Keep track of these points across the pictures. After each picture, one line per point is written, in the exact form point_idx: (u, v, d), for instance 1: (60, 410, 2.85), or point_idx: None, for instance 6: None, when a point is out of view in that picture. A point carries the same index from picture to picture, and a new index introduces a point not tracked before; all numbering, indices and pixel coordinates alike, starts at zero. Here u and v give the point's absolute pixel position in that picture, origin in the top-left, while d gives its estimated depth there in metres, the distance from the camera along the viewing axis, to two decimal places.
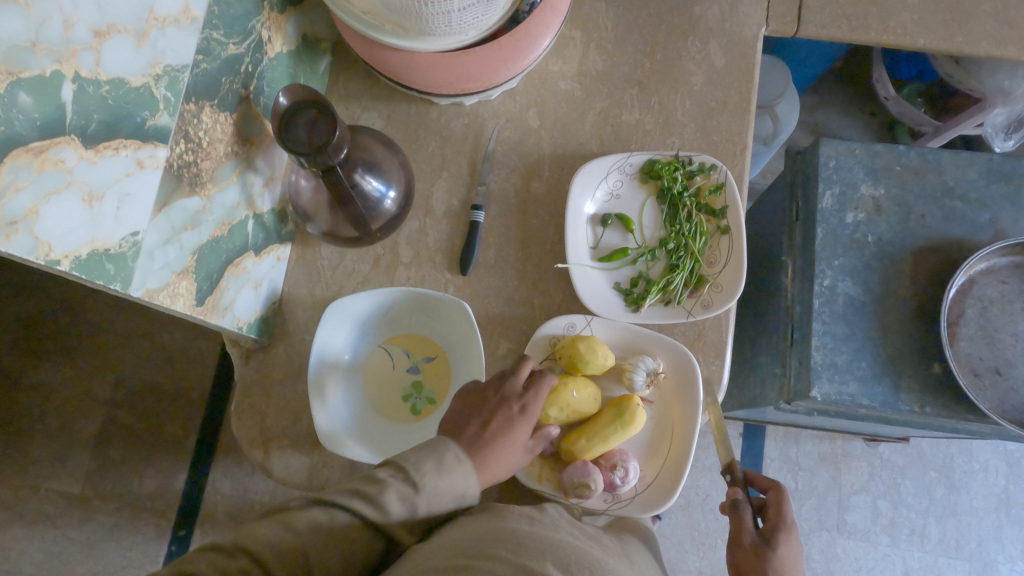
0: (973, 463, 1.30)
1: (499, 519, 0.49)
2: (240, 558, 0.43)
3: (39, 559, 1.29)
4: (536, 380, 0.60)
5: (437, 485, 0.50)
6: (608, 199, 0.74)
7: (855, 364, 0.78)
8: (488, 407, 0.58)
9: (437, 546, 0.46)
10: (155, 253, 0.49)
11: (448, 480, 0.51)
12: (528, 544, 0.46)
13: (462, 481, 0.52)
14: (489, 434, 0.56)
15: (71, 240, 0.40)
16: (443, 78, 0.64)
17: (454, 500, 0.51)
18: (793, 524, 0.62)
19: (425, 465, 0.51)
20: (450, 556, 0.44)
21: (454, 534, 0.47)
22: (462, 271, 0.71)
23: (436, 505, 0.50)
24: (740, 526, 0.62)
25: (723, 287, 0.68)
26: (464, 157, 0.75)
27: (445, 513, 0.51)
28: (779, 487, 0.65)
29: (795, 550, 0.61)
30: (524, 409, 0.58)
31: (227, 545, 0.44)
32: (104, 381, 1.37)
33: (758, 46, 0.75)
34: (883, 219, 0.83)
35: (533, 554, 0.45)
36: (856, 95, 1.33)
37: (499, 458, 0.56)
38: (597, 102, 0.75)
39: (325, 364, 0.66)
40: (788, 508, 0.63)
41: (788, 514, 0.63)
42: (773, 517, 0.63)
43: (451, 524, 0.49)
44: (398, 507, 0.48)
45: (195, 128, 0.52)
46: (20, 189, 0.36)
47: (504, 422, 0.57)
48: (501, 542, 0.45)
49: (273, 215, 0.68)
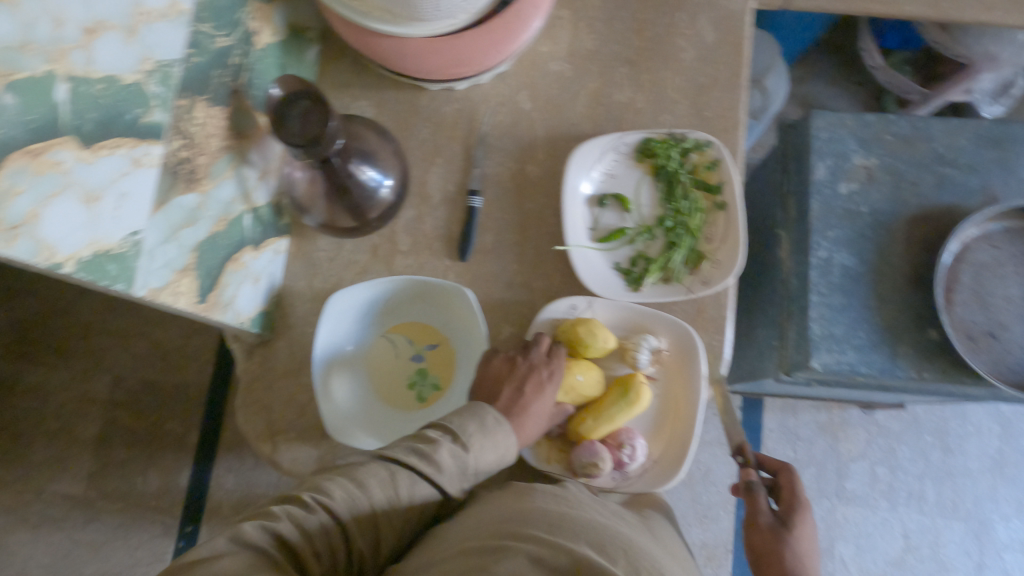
0: (967, 425, 1.32)
1: (535, 498, 0.54)
2: (319, 513, 0.47)
3: (46, 562, 1.30)
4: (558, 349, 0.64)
5: (483, 445, 0.54)
6: (603, 179, 0.74)
7: (852, 334, 0.79)
8: (518, 376, 0.61)
9: (475, 524, 0.51)
10: (156, 252, 0.49)
11: (492, 441, 0.55)
12: (561, 521, 0.50)
13: (503, 443, 0.56)
14: (523, 400, 0.60)
15: (72, 242, 0.40)
16: (435, 62, 0.63)
17: (495, 460, 0.55)
18: (807, 503, 0.64)
19: (469, 427, 0.55)
20: (489, 537, 0.49)
21: (496, 509, 0.53)
22: (461, 258, 0.71)
23: (483, 463, 0.54)
24: (755, 508, 0.64)
25: (722, 263, 0.69)
26: (458, 142, 0.74)
27: (488, 472, 0.56)
28: (790, 467, 0.67)
29: (809, 529, 0.63)
30: (552, 374, 0.62)
31: (303, 498, 0.48)
32: (101, 382, 1.37)
33: (747, 19, 0.75)
34: (876, 188, 0.83)
35: (564, 533, 0.49)
36: (843, 65, 1.33)
37: (532, 423, 0.60)
38: (588, 82, 0.75)
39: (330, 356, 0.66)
40: (800, 487, 0.65)
41: (802, 494, 0.64)
42: (787, 497, 0.65)
43: (490, 495, 0.55)
44: (452, 465, 0.53)
45: (189, 124, 0.51)
46: (19, 194, 0.36)
47: (536, 387, 0.60)
48: (534, 522, 0.50)
49: (269, 208, 0.67)
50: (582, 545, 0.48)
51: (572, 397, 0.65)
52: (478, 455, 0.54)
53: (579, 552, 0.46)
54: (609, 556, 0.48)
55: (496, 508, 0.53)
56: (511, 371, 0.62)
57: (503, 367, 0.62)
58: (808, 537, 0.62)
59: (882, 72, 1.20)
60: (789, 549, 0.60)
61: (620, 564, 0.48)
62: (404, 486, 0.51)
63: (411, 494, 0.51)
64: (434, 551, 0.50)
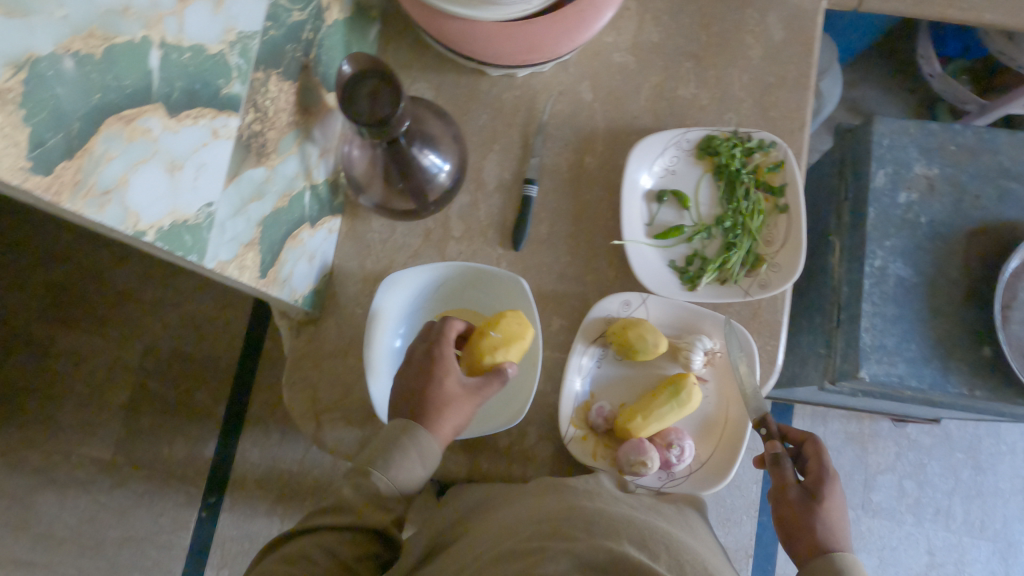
0: (1000, 445, 1.30)
1: (566, 499, 0.55)
2: None
3: (73, 523, 1.32)
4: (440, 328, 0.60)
5: (387, 460, 0.54)
6: (662, 176, 0.73)
7: (904, 346, 0.78)
8: (410, 375, 0.59)
9: (509, 527, 0.54)
10: (227, 225, 0.48)
11: (398, 451, 0.54)
12: (594, 519, 0.51)
13: (406, 445, 0.55)
14: (421, 399, 0.57)
15: (154, 211, 0.39)
16: (503, 48, 0.62)
17: (415, 463, 0.55)
18: (835, 475, 0.58)
19: (374, 452, 0.55)
20: (524, 538, 0.51)
21: (528, 514, 0.54)
22: (515, 247, 0.70)
23: (400, 477, 0.54)
24: (782, 484, 0.59)
25: (781, 267, 0.68)
26: (516, 129, 0.73)
27: (410, 481, 0.55)
28: (815, 437, 0.61)
29: (839, 502, 0.57)
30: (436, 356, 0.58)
31: None
32: (132, 349, 1.38)
33: (818, 19, 0.73)
34: (936, 199, 0.81)
35: (603, 532, 0.50)
36: (897, 71, 1.30)
37: (445, 412, 0.56)
38: (652, 75, 0.73)
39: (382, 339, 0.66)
40: (826, 458, 0.59)
41: (830, 466, 0.59)
42: (814, 468, 0.59)
43: (526, 497, 0.58)
44: (361, 499, 0.53)
45: (264, 97, 0.51)
46: (112, 159, 0.35)
47: (426, 381, 0.57)
48: (570, 521, 0.51)
49: (326, 186, 0.67)
50: (623, 543, 0.49)
51: (512, 350, 0.62)
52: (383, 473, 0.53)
53: (622, 552, 0.47)
54: (650, 552, 0.49)
55: (522, 516, 0.55)
56: (405, 374, 0.60)
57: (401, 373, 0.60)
58: (839, 511, 0.57)
59: (939, 80, 1.17)
60: (821, 526, 0.55)
61: (663, 561, 0.49)
62: (319, 536, 0.52)
63: (330, 538, 0.52)
64: (467, 554, 0.53)
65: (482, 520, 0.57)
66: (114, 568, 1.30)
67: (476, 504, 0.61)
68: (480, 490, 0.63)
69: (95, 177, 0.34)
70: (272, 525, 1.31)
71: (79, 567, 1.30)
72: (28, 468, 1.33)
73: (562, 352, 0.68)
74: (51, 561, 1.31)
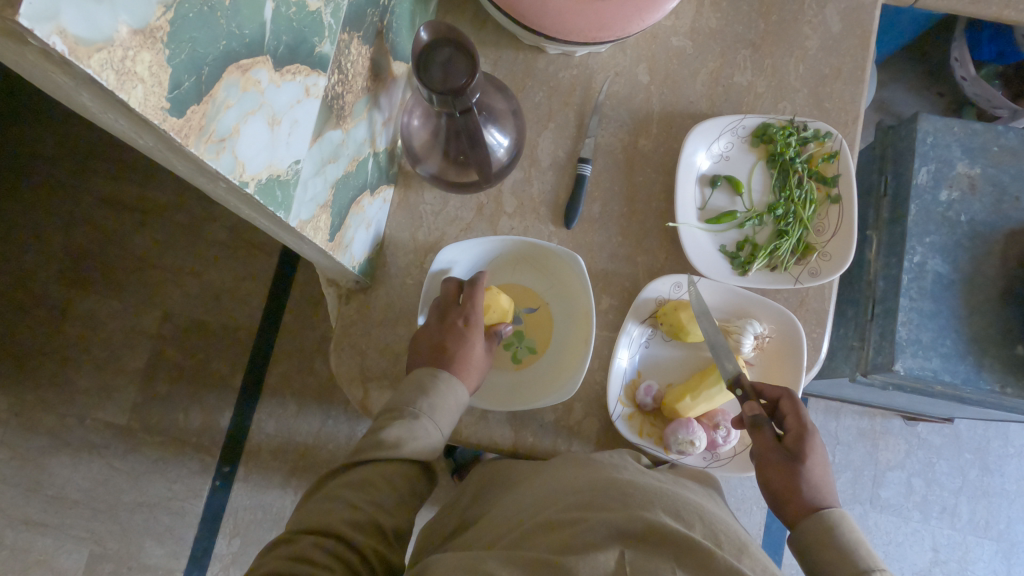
0: (1008, 447, 1.33)
1: (598, 472, 0.56)
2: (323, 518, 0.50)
3: (85, 486, 1.32)
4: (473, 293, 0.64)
5: (432, 406, 0.57)
6: (716, 160, 0.73)
7: (939, 341, 0.79)
8: (443, 333, 0.62)
9: (541, 501, 0.54)
10: (308, 184, 0.48)
11: (436, 398, 0.58)
12: (633, 491, 0.52)
13: (448, 396, 0.59)
14: (453, 352, 0.61)
15: (256, 162, 0.39)
16: (575, 25, 0.63)
17: (453, 411, 0.59)
18: (814, 430, 0.59)
19: (413, 398, 0.58)
20: (561, 510, 0.51)
21: (565, 484, 0.55)
22: (566, 225, 0.71)
23: (441, 415, 0.58)
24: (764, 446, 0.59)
25: (832, 256, 0.69)
26: (572, 108, 0.73)
27: (450, 427, 0.59)
28: (790, 393, 0.61)
29: (820, 456, 0.58)
30: (468, 320, 0.63)
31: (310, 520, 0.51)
32: (150, 316, 1.37)
33: (875, 13, 0.74)
34: (977, 198, 0.82)
35: (639, 502, 0.50)
36: (929, 73, 1.30)
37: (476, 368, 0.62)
38: (709, 61, 0.74)
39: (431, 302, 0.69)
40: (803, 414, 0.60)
41: (808, 422, 0.59)
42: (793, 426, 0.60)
43: (559, 469, 0.59)
44: (411, 438, 0.55)
45: (346, 59, 0.51)
46: (229, 108, 0.35)
47: (457, 336, 0.62)
48: (605, 491, 0.52)
49: (385, 155, 0.67)
50: (658, 512, 0.50)
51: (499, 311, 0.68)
52: (430, 420, 0.57)
53: (661, 520, 0.48)
54: (686, 521, 0.50)
55: (559, 486, 0.55)
56: (431, 332, 0.63)
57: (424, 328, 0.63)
58: (821, 466, 0.58)
59: (972, 84, 1.19)
60: (807, 486, 0.56)
61: (698, 529, 0.49)
62: (376, 472, 0.54)
63: (385, 474, 0.54)
64: (500, 529, 0.54)
65: (518, 491, 0.59)
66: (126, 532, 1.31)
67: (515, 477, 0.63)
68: (521, 464, 0.64)
69: (215, 123, 0.34)
70: (286, 496, 1.31)
71: (91, 530, 1.30)
72: (42, 430, 1.33)
73: (611, 331, 0.69)
74: (63, 523, 1.31)
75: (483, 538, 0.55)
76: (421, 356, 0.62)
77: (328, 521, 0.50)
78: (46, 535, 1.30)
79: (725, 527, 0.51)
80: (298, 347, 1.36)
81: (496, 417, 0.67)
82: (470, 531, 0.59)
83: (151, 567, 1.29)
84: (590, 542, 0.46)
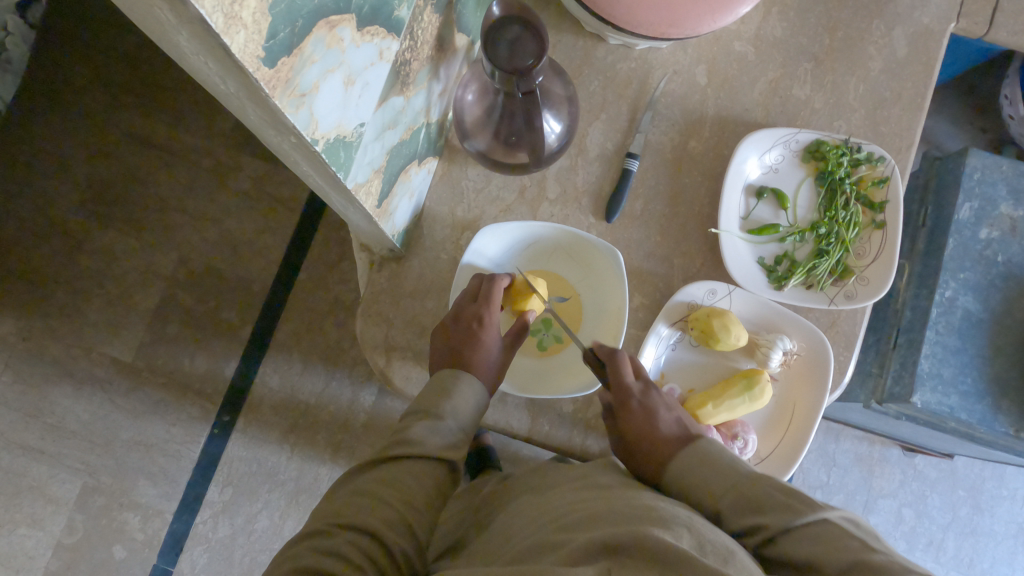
0: (1002, 489, 1.33)
1: (599, 488, 0.50)
2: (346, 515, 0.50)
3: (85, 419, 1.32)
4: (488, 293, 0.64)
5: (456, 408, 0.58)
6: (766, 171, 0.73)
7: (960, 378, 0.79)
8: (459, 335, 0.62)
9: (540, 517, 0.49)
10: (368, 148, 0.48)
11: (457, 399, 0.59)
12: (634, 502, 0.45)
13: (466, 395, 0.59)
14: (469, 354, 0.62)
15: (328, 121, 0.39)
16: (647, 17, 0.62)
17: (474, 411, 0.60)
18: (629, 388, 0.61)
19: (436, 399, 0.59)
20: (553, 528, 0.46)
21: (567, 501, 0.49)
22: (607, 218, 0.71)
23: (456, 413, 0.59)
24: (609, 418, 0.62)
25: (870, 281, 0.69)
26: (626, 102, 0.72)
27: (474, 426, 0.60)
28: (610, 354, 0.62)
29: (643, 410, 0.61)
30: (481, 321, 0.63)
31: (334, 516, 0.50)
32: (166, 258, 1.36)
33: (943, 41, 0.73)
34: (1016, 240, 0.82)
35: (626, 515, 0.43)
36: (974, 107, 1.29)
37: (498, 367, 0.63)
38: (769, 70, 0.73)
39: (470, 268, 0.68)
40: (626, 372, 0.62)
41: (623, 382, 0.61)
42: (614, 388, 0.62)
43: (566, 484, 0.54)
44: (430, 438, 0.56)
45: (418, 26, 0.50)
46: (314, 63, 0.35)
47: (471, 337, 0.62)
48: (598, 507, 0.46)
49: (436, 127, 0.66)
50: (647, 523, 0.42)
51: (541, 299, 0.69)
52: (455, 424, 0.58)
53: (645, 530, 0.41)
54: (672, 531, 0.42)
55: (562, 504, 0.50)
56: (447, 329, 0.63)
57: (437, 329, 0.64)
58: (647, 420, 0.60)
59: (1018, 123, 1.16)
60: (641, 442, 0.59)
61: (687, 541, 0.41)
62: (399, 470, 0.54)
63: (408, 471, 0.54)
64: (500, 544, 0.49)
65: (527, 499, 0.55)
66: (120, 469, 1.31)
67: (531, 483, 0.59)
68: (536, 469, 0.62)
69: (299, 77, 0.34)
70: (282, 452, 1.32)
71: (85, 463, 1.31)
72: (48, 357, 1.33)
73: (641, 329, 0.70)
74: (59, 452, 1.31)
75: (483, 555, 0.49)
76: (441, 357, 0.63)
77: (361, 517, 0.50)
78: (41, 462, 1.30)
79: (717, 539, 0.43)
80: (310, 307, 1.36)
81: (516, 402, 0.67)
82: (474, 543, 0.54)
83: (142, 506, 1.30)
84: (581, 554, 0.40)
